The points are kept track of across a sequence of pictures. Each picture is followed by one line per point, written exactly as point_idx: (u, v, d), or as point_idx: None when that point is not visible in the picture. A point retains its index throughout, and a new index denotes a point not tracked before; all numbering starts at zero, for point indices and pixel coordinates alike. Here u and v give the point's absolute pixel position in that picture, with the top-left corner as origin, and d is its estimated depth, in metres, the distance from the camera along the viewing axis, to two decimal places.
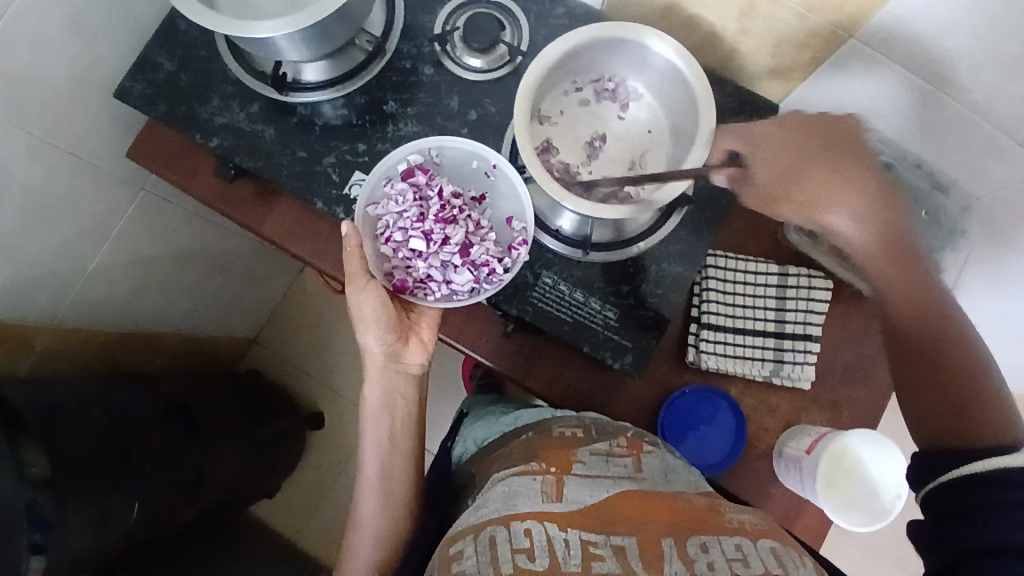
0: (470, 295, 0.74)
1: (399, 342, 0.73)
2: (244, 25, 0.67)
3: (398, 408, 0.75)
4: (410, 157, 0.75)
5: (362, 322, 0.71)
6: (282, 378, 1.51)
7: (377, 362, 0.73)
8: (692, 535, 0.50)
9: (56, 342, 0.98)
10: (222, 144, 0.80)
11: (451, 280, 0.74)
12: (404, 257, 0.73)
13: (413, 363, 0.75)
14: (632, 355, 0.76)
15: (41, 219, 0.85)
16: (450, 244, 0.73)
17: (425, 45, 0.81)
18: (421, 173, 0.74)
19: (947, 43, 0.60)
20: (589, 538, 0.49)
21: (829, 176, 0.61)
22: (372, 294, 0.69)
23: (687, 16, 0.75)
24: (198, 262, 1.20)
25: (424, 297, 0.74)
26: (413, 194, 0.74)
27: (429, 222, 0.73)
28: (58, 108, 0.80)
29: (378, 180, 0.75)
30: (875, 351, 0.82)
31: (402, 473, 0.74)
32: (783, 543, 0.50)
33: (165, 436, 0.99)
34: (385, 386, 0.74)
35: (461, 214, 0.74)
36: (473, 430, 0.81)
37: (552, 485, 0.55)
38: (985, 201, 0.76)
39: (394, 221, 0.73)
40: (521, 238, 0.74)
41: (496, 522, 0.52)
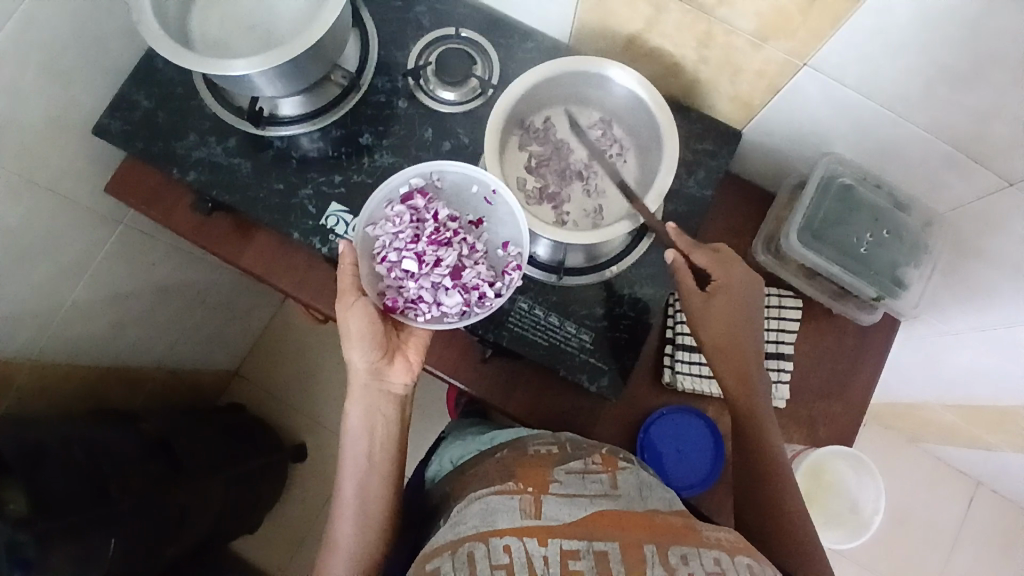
0: (460, 318, 0.74)
1: (384, 359, 0.73)
2: (220, 63, 0.69)
3: (380, 429, 0.74)
4: (412, 180, 0.76)
5: (348, 340, 0.71)
6: (265, 411, 1.49)
7: (361, 379, 0.73)
8: (674, 545, 0.52)
9: (35, 378, 0.98)
10: (199, 178, 0.81)
11: (441, 302, 0.74)
12: (397, 277, 0.74)
13: (397, 384, 0.74)
14: (607, 378, 0.77)
15: (20, 258, 0.85)
16: (442, 266, 0.74)
17: (399, 79, 0.84)
18: (420, 197, 0.75)
19: (897, 69, 0.63)
20: (570, 548, 0.51)
21: (719, 322, 0.70)
22: (360, 311, 0.69)
23: (649, 48, 0.78)
24: (180, 294, 1.20)
25: (414, 318, 0.73)
26: (410, 216, 0.74)
27: (423, 244, 0.74)
28: (37, 146, 0.81)
29: (380, 202, 0.76)
30: (848, 365, 0.84)
31: (379, 494, 0.72)
32: (758, 559, 0.52)
33: (145, 471, 0.98)
34: (367, 404, 0.73)
35: (457, 237, 0.75)
36: (449, 450, 0.81)
37: (530, 504, 0.56)
38: (947, 215, 0.79)
39: (390, 242, 0.74)
40: (515, 262, 0.75)
41: (474, 539, 0.53)
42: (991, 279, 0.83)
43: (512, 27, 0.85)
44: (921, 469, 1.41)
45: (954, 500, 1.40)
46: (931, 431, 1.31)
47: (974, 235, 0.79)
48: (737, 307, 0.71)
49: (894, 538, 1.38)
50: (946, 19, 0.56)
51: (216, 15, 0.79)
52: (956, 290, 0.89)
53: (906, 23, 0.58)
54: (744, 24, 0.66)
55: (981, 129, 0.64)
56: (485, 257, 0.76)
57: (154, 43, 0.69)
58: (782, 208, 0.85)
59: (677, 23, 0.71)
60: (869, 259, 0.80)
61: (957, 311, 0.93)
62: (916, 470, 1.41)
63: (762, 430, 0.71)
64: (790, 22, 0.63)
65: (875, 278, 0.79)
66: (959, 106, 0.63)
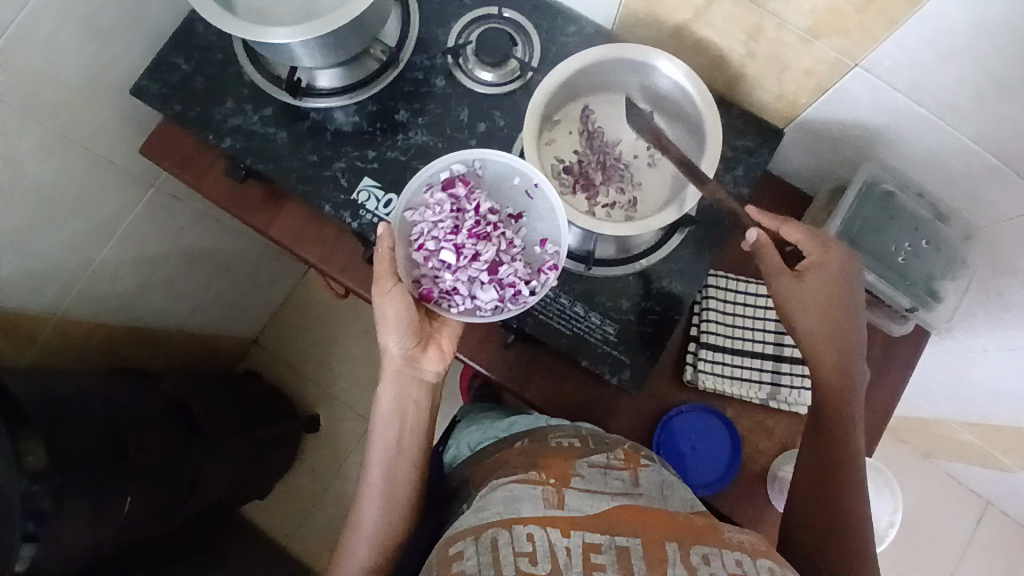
0: (493, 313, 0.74)
1: (419, 348, 0.73)
2: (262, 30, 0.69)
3: (409, 416, 0.74)
4: (453, 167, 0.75)
5: (384, 324, 0.70)
6: (280, 380, 1.51)
7: (394, 365, 0.73)
8: (695, 545, 0.51)
9: (61, 334, 1.00)
10: (234, 146, 0.81)
11: (475, 296, 0.73)
12: (434, 266, 0.73)
13: (430, 372, 0.75)
14: (629, 371, 0.77)
15: (51, 213, 0.87)
16: (480, 260, 0.73)
17: (438, 57, 0.83)
18: (461, 186, 0.75)
19: (951, 77, 0.61)
20: (592, 542, 0.50)
21: (815, 312, 0.69)
22: (396, 299, 0.68)
23: (695, 39, 0.76)
24: (204, 261, 1.21)
25: (447, 308, 0.73)
26: (451, 206, 0.74)
27: (462, 235, 0.73)
28: (76, 103, 0.82)
29: (418, 187, 0.75)
30: (874, 376, 0.82)
31: (404, 480, 0.72)
32: (779, 563, 0.52)
33: (162, 433, 1.00)
34: (399, 390, 0.74)
35: (495, 231, 0.74)
36: (466, 435, 0.82)
37: (554, 494, 0.56)
38: (988, 230, 0.76)
39: (429, 230, 0.74)
40: (552, 262, 0.74)
41: (499, 525, 0.53)
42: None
43: (556, 10, 0.84)
44: (933, 487, 1.40)
45: (965, 520, 1.39)
46: (947, 450, 1.28)
47: (1013, 254, 0.76)
48: (834, 291, 0.70)
49: (900, 553, 1.37)
50: (1006, 29, 0.54)
51: None
52: (990, 309, 0.87)
53: (964, 31, 0.56)
54: (796, 19, 0.64)
55: None
56: (522, 253, 0.75)
57: (198, 6, 0.69)
58: (818, 212, 0.84)
59: (726, 16, 0.69)
60: (907, 268, 0.78)
61: (988, 331, 0.91)
62: (928, 487, 1.40)
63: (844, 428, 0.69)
64: (844, 20, 0.61)
65: (911, 289, 0.78)
66: (1013, 120, 0.61)
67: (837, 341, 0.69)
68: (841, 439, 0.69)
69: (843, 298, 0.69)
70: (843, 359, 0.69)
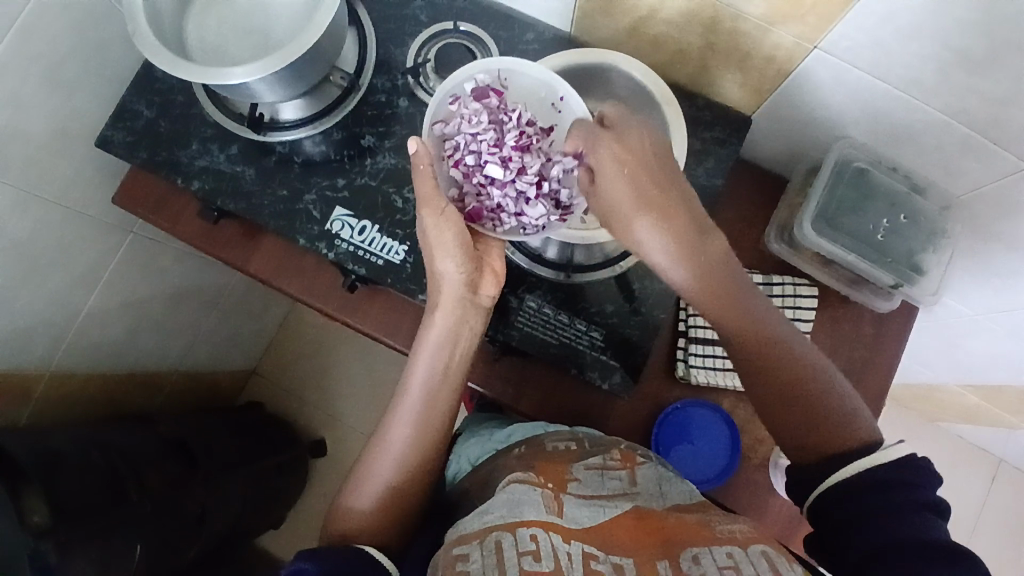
0: (542, 231, 0.71)
1: (476, 272, 0.69)
2: (219, 72, 0.69)
3: (459, 347, 0.70)
4: (478, 77, 0.71)
5: (435, 245, 0.68)
6: (282, 408, 1.51)
7: (453, 290, 0.69)
8: (685, 549, 0.52)
9: (54, 388, 1.00)
10: (204, 187, 0.81)
11: (523, 213, 0.71)
12: (477, 183, 0.71)
13: (486, 296, 0.71)
14: (620, 375, 0.77)
15: (30, 271, 0.87)
16: (527, 173, 0.70)
17: (399, 78, 0.82)
18: (495, 97, 0.71)
19: (911, 51, 0.60)
20: (590, 551, 0.52)
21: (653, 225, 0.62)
22: (450, 222, 0.66)
23: (653, 36, 0.75)
24: (192, 299, 1.21)
25: (493, 228, 0.71)
26: (488, 115, 0.70)
27: (506, 149, 0.70)
28: (42, 159, 0.81)
29: (447, 100, 0.71)
30: (866, 354, 0.82)
31: (445, 402, 0.70)
32: (773, 548, 0.52)
33: (164, 474, 1.00)
34: (456, 315, 0.69)
35: (537, 142, 0.71)
36: (466, 447, 0.82)
37: (553, 501, 0.57)
38: (966, 199, 0.75)
39: (468, 143, 0.70)
40: None
41: (502, 529, 0.54)
42: (1011, 263, 0.80)
43: (512, 18, 0.83)
44: (943, 451, 1.39)
45: (977, 481, 1.38)
46: (952, 413, 1.28)
47: (992, 220, 0.76)
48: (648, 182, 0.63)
49: None
50: (959, 1, 0.53)
51: (212, 23, 0.78)
52: (975, 274, 0.86)
53: (918, 6, 0.55)
54: (750, 8, 0.63)
55: (998, 112, 0.61)
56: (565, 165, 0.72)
57: (152, 56, 0.69)
58: (794, 196, 0.82)
59: (681, 10, 0.69)
60: (887, 246, 0.78)
61: (977, 295, 0.90)
62: (939, 452, 1.39)
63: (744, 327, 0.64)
64: (797, 6, 0.60)
65: (894, 264, 0.77)
66: (976, 90, 0.61)
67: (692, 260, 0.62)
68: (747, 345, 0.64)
69: (678, 207, 0.63)
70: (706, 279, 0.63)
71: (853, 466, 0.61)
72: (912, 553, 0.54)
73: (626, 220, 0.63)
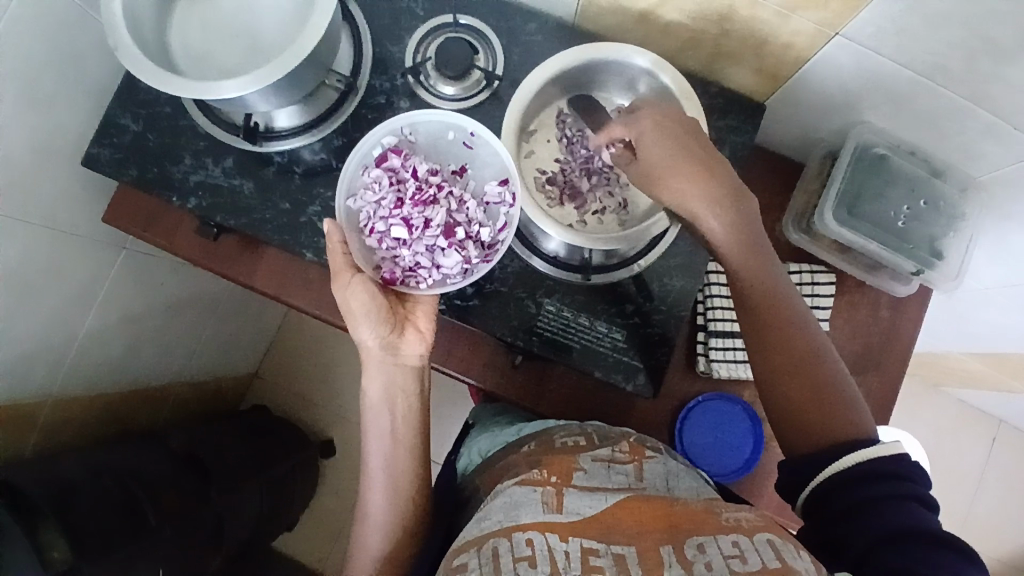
0: (463, 277, 0.72)
1: (395, 333, 0.71)
2: (210, 85, 0.66)
3: (400, 405, 0.73)
4: (384, 140, 0.74)
5: (351, 317, 0.69)
6: (287, 409, 1.49)
7: (375, 356, 0.71)
8: (690, 537, 0.49)
9: (56, 413, 0.97)
10: (201, 204, 0.77)
11: (441, 264, 0.72)
12: (390, 247, 0.72)
13: (412, 355, 0.72)
14: (644, 376, 0.76)
15: (23, 298, 0.83)
16: (433, 226, 0.71)
17: (398, 77, 0.79)
18: (395, 156, 0.73)
19: (937, 38, 0.58)
20: (590, 547, 0.49)
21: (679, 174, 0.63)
22: (359, 287, 0.68)
23: (663, 23, 0.72)
24: (189, 309, 1.17)
25: (416, 285, 0.72)
26: (388, 179, 0.72)
27: (408, 206, 0.71)
28: (24, 181, 0.77)
29: (355, 170, 0.73)
30: (885, 337, 0.82)
31: (405, 466, 0.73)
32: (781, 536, 0.49)
33: (178, 492, 0.98)
34: (385, 380, 0.72)
35: (441, 193, 0.72)
36: (477, 441, 0.81)
37: (552, 496, 0.55)
38: (984, 181, 0.74)
39: (375, 211, 0.72)
40: (508, 205, 0.72)
41: (500, 534, 0.52)
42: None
43: (513, 8, 0.79)
44: (946, 414, 1.42)
45: (979, 442, 1.42)
46: (956, 378, 1.30)
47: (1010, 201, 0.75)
48: (680, 137, 0.64)
49: None
50: None
51: (196, 26, 0.74)
52: (988, 251, 0.86)
53: None
54: None
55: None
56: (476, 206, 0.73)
57: (134, 68, 0.64)
58: (811, 181, 0.81)
59: None
60: (907, 232, 0.77)
61: (989, 270, 0.90)
62: (942, 416, 1.42)
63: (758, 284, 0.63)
64: None
65: (912, 250, 0.76)
66: (1003, 77, 0.59)
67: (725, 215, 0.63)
68: (762, 302, 0.63)
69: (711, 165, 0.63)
70: (733, 230, 0.63)
71: (855, 456, 0.56)
72: (917, 543, 0.49)
73: (660, 176, 0.64)
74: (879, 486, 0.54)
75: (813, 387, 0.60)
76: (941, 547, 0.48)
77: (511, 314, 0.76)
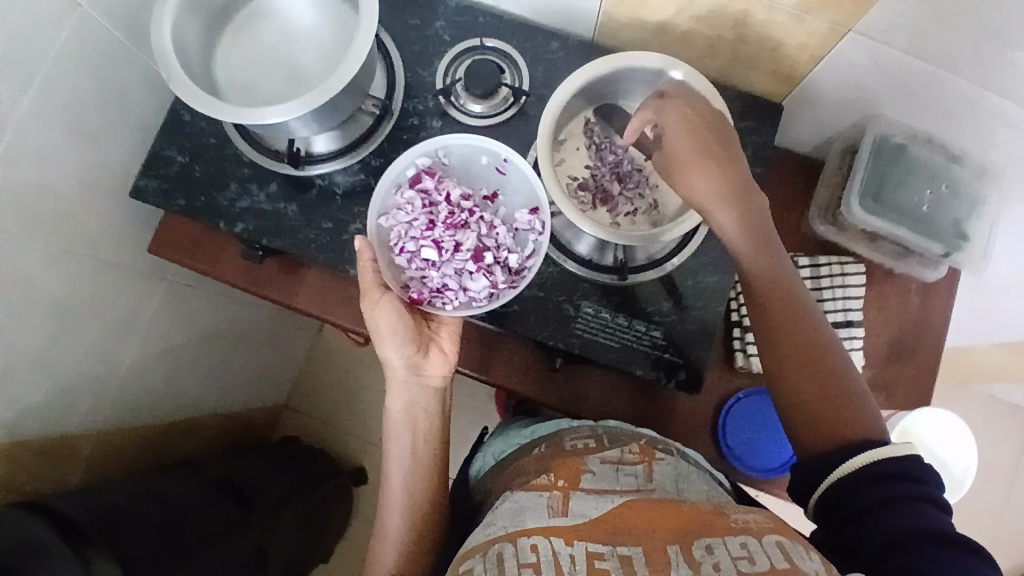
0: (489, 301, 0.76)
1: (419, 353, 0.75)
2: (257, 112, 0.69)
3: (420, 424, 0.77)
4: (418, 161, 0.78)
5: (379, 336, 0.73)
6: (318, 439, 1.50)
7: (399, 375, 0.75)
8: (698, 539, 0.50)
9: (100, 445, 0.98)
10: (247, 228, 0.80)
11: (467, 287, 0.76)
12: (419, 267, 0.76)
13: (434, 375, 0.76)
14: (684, 372, 0.77)
15: (72, 329, 0.85)
16: (462, 250, 0.75)
17: (429, 99, 0.83)
18: (428, 179, 0.77)
19: (947, 28, 0.61)
20: (595, 550, 0.50)
21: (698, 170, 0.65)
22: (387, 306, 0.71)
23: (681, 33, 0.76)
24: (222, 340, 1.20)
25: (442, 306, 0.75)
26: (421, 201, 0.76)
27: (439, 229, 0.76)
28: (76, 215, 0.80)
29: (388, 188, 0.77)
30: (917, 324, 0.84)
31: (423, 480, 0.76)
32: (788, 538, 0.50)
33: (220, 519, 0.99)
34: (408, 399, 0.76)
35: (471, 218, 0.77)
36: (493, 445, 0.81)
37: (558, 501, 0.57)
38: (1002, 163, 0.77)
39: (406, 232, 0.76)
40: (535, 235, 0.76)
41: (504, 539, 0.53)
42: None
43: (535, 29, 0.83)
44: (979, 411, 1.41)
45: (1015, 437, 1.40)
46: (986, 373, 1.30)
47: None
48: (703, 134, 0.66)
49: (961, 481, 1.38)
50: None
51: (238, 61, 0.79)
52: (1010, 236, 0.88)
53: None
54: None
55: None
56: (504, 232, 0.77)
57: (186, 97, 0.68)
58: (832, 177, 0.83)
59: (711, 6, 0.69)
60: (932, 217, 0.79)
61: (1012, 256, 0.92)
62: (975, 413, 1.41)
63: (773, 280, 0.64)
64: None
65: (937, 232, 0.79)
66: (1013, 61, 0.62)
67: (741, 212, 0.64)
68: (775, 299, 0.63)
69: (728, 164, 0.65)
70: (750, 227, 0.64)
71: (864, 457, 0.56)
72: (931, 545, 0.49)
73: (681, 168, 0.66)
74: (887, 488, 0.53)
75: (825, 384, 0.60)
76: (953, 547, 0.49)
77: (550, 317, 0.78)
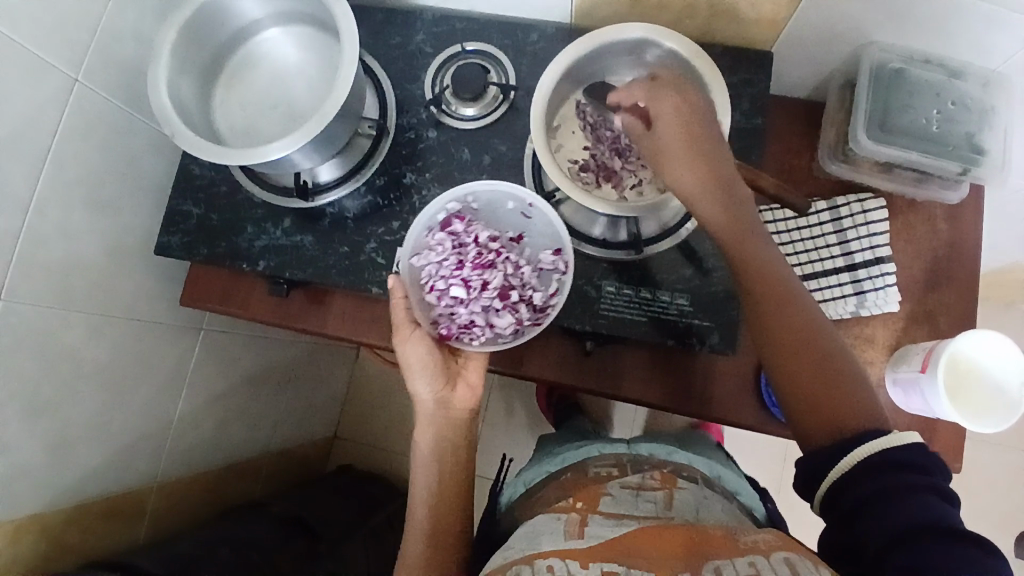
0: (514, 337, 0.76)
1: (447, 386, 0.74)
2: (260, 150, 0.71)
3: (448, 456, 0.75)
4: (448, 206, 0.78)
5: (410, 371, 0.74)
6: (371, 465, 1.51)
7: (427, 409, 0.75)
8: (708, 561, 0.52)
9: (163, 499, 1.01)
10: (269, 265, 0.82)
11: (494, 323, 0.76)
12: (448, 303, 0.76)
13: (462, 406, 0.75)
14: (717, 335, 0.76)
15: (120, 391, 0.88)
16: (489, 289, 0.76)
17: (422, 111, 0.84)
18: (458, 222, 0.78)
19: None
20: (609, 570, 0.52)
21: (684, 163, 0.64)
22: (418, 342, 0.72)
23: (655, 1, 0.76)
24: (264, 381, 1.23)
25: (469, 341, 0.75)
26: (450, 243, 0.77)
27: (467, 269, 0.76)
28: (107, 281, 0.84)
29: (420, 231, 0.77)
30: (949, 249, 0.82)
31: (450, 513, 0.73)
32: (796, 554, 0.52)
33: (288, 554, 1.01)
34: (437, 431, 0.75)
35: (498, 258, 0.77)
36: (523, 475, 0.86)
37: (574, 525, 0.62)
38: (1004, 70, 0.75)
39: (437, 270, 0.76)
40: (560, 272, 0.76)
41: (521, 562, 0.55)
42: None
43: (513, 24, 0.85)
44: None
45: None
46: None
47: None
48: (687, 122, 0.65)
49: None
50: None
51: (235, 106, 0.82)
52: None
53: None
54: None
55: None
56: (531, 272, 0.77)
57: (189, 146, 0.70)
58: (835, 115, 0.82)
59: None
60: (944, 135, 0.77)
61: None
62: None
63: (766, 270, 0.64)
64: None
65: (952, 150, 0.77)
66: None
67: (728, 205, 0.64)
68: (771, 291, 0.63)
69: (714, 155, 0.64)
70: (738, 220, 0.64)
71: (868, 447, 0.56)
72: (925, 543, 0.49)
73: (668, 161, 0.65)
74: (891, 480, 0.54)
75: (825, 374, 0.61)
76: (960, 541, 0.49)
77: (573, 301, 0.78)
